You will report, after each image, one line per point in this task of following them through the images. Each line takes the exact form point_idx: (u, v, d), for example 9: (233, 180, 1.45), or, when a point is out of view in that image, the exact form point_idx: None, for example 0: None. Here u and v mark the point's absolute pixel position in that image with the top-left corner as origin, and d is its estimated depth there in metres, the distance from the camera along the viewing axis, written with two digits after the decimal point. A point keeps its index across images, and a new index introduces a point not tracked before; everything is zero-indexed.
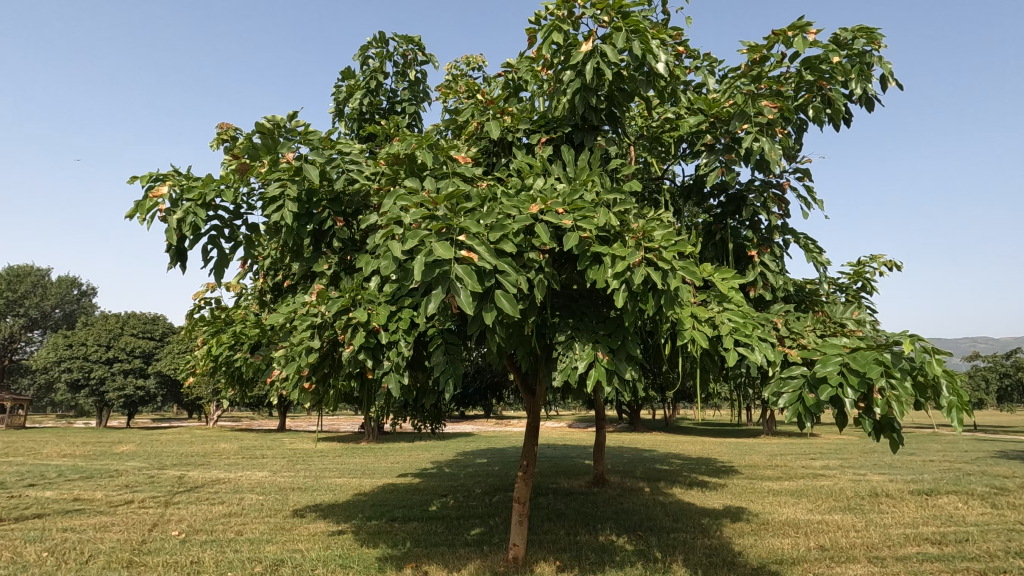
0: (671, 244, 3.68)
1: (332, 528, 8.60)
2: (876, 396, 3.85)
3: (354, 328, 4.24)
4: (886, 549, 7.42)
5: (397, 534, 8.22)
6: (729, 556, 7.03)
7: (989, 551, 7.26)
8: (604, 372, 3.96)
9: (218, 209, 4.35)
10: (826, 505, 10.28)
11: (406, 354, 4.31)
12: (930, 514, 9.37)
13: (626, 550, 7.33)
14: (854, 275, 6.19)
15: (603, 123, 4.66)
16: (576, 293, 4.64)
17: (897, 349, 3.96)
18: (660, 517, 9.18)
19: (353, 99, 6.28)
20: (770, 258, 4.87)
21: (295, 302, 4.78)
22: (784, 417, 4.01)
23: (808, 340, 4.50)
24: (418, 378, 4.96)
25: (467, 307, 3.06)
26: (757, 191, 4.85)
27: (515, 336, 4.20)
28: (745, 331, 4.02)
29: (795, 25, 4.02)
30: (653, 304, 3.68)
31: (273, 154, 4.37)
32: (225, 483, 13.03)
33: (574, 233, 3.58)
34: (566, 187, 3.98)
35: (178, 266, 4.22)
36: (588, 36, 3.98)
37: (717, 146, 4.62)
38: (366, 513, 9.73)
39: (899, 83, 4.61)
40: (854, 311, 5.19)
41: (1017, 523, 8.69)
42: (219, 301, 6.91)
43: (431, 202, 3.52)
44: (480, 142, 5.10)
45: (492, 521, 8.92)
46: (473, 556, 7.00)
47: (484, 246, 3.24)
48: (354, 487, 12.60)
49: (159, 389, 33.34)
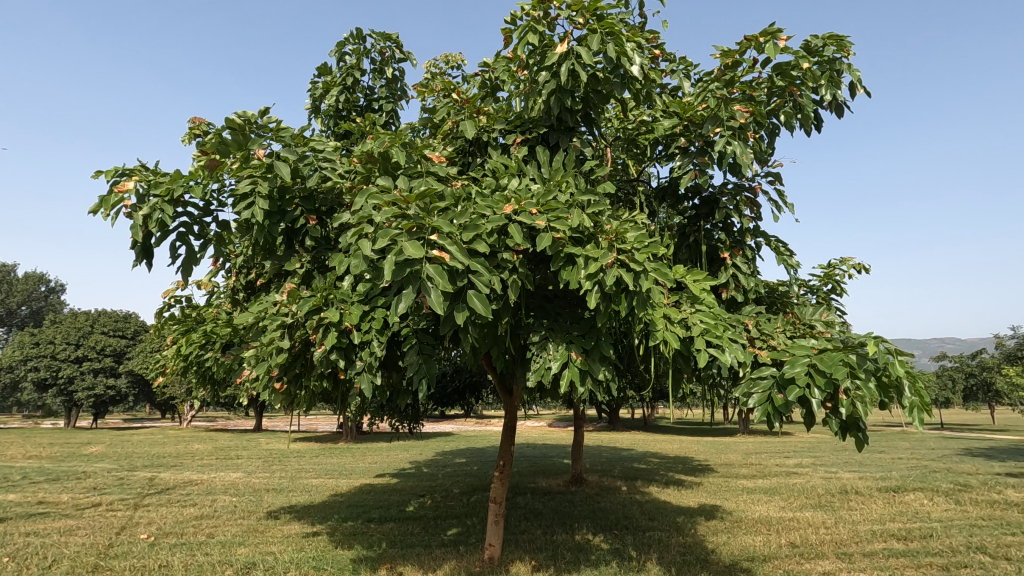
0: (644, 245, 3.71)
1: (307, 530, 8.49)
2: (842, 396, 3.93)
3: (326, 328, 4.19)
4: (854, 546, 7.58)
5: (372, 535, 8.15)
6: (703, 554, 7.10)
7: (952, 546, 7.47)
8: (578, 372, 3.97)
9: (187, 205, 4.25)
10: (797, 503, 10.48)
11: (379, 354, 4.27)
12: (897, 511, 9.62)
13: (602, 549, 7.37)
14: (824, 278, 6.32)
15: (579, 124, 4.68)
16: (551, 294, 4.66)
17: (863, 350, 4.05)
18: (637, 516, 9.26)
19: (329, 96, 6.20)
20: (742, 260, 4.94)
21: (266, 301, 4.70)
22: (754, 417, 4.08)
23: (777, 341, 4.58)
24: (392, 379, 4.93)
25: (438, 307, 3.05)
26: (730, 195, 4.91)
27: (489, 336, 4.20)
28: (716, 332, 4.07)
29: (766, 31, 4.07)
30: (626, 305, 3.70)
31: (244, 151, 4.29)
32: (198, 484, 12.76)
33: (548, 234, 3.58)
34: (540, 187, 3.98)
35: (144, 263, 4.11)
36: (563, 37, 3.99)
37: (691, 149, 4.67)
38: (342, 514, 9.62)
39: (867, 90, 4.71)
40: (823, 312, 5.29)
41: (978, 519, 8.97)
42: (190, 300, 6.76)
43: (403, 200, 3.47)
44: (456, 142, 5.10)
45: (468, 522, 8.89)
46: (448, 557, 6.97)
47: (456, 245, 3.22)
48: (330, 488, 12.44)
49: (130, 389, 32.63)
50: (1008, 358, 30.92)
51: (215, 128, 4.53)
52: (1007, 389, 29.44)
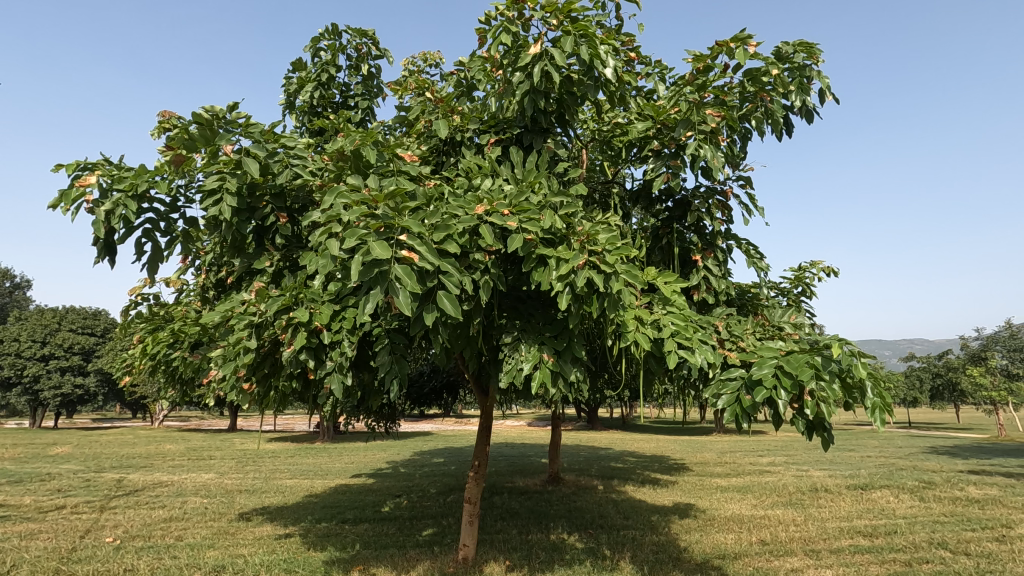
0: (615, 248, 3.73)
1: (279, 532, 8.37)
2: (807, 397, 4.01)
3: (295, 328, 4.13)
4: (822, 542, 7.74)
5: (347, 536, 8.06)
6: (675, 552, 7.19)
7: (915, 542, 7.68)
8: (549, 373, 3.98)
9: (153, 202, 4.14)
10: (769, 501, 10.67)
11: (350, 355, 4.21)
12: (864, 508, 9.85)
13: (576, 548, 7.40)
14: (795, 280, 6.45)
15: (553, 125, 4.68)
16: (524, 294, 4.65)
17: (828, 352, 4.12)
18: (612, 515, 9.32)
19: (303, 92, 6.10)
20: (713, 263, 5.03)
21: (234, 300, 4.61)
22: (722, 417, 4.13)
23: (747, 343, 4.63)
24: (364, 379, 4.87)
25: (406, 308, 3.03)
26: (702, 198, 4.97)
27: (460, 337, 4.18)
28: (686, 334, 4.11)
29: (737, 36, 4.12)
30: (597, 307, 3.72)
31: (212, 146, 4.19)
32: (168, 485, 12.48)
33: (519, 235, 3.58)
34: (513, 188, 3.98)
35: (107, 260, 3.99)
36: (537, 38, 3.98)
37: (664, 152, 4.71)
38: (316, 515, 9.49)
39: (836, 97, 4.80)
40: (792, 315, 5.39)
41: (941, 516, 9.25)
42: (158, 297, 6.61)
43: (372, 199, 3.43)
44: (430, 141, 5.07)
45: (444, 522, 8.86)
46: (422, 557, 6.93)
47: (426, 246, 3.20)
48: (305, 489, 12.26)
49: (99, 388, 31.75)
50: (972, 358, 31.97)
51: (182, 123, 4.42)
52: (971, 389, 30.45)
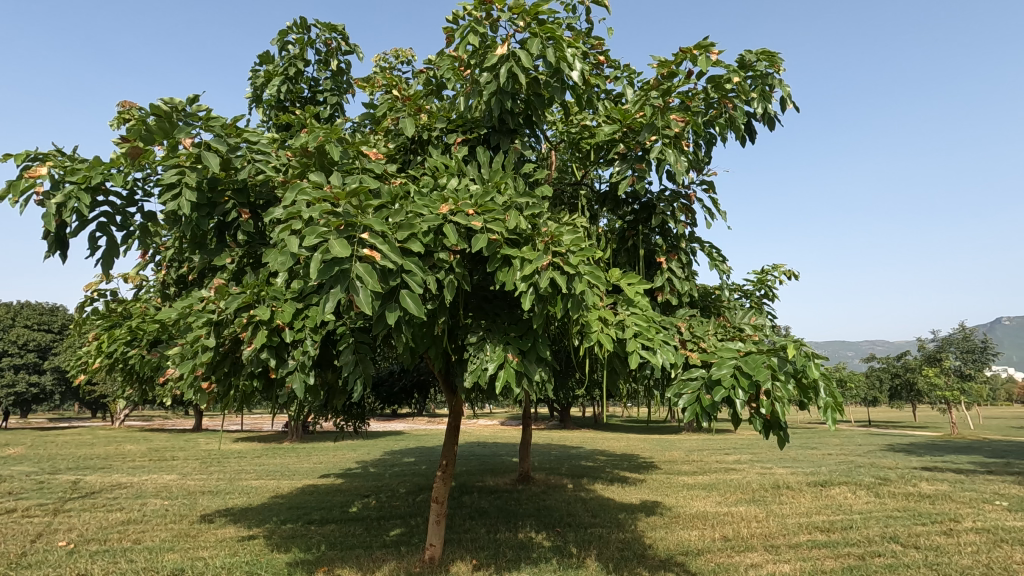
0: (579, 249, 3.77)
1: (242, 533, 8.20)
2: (763, 397, 4.12)
3: (255, 326, 4.06)
4: (781, 538, 7.96)
5: (312, 537, 7.95)
6: (640, 549, 7.30)
7: (869, 536, 7.97)
8: (514, 372, 4.00)
9: (109, 195, 4.01)
10: (733, 498, 10.93)
11: (313, 354, 4.15)
12: (823, 504, 10.17)
13: (543, 547, 7.44)
14: (757, 283, 6.62)
15: (521, 126, 4.69)
16: (491, 293, 4.66)
17: (785, 353, 4.23)
18: (580, 513, 9.42)
19: (270, 85, 5.98)
20: (677, 264, 5.13)
21: (192, 297, 4.50)
22: (683, 416, 4.20)
23: (708, 343, 4.73)
24: (328, 378, 4.82)
25: (366, 307, 3.01)
26: (666, 201, 5.07)
27: (425, 337, 4.17)
28: (648, 335, 4.18)
29: (700, 44, 4.21)
30: (561, 307, 3.75)
31: (171, 139, 4.08)
32: (127, 487, 12.09)
33: (483, 235, 3.59)
34: (479, 188, 3.99)
35: (58, 254, 3.86)
36: (504, 39, 4.00)
37: (630, 155, 4.78)
38: (282, 516, 9.33)
39: (796, 106, 4.92)
40: (753, 317, 5.53)
41: (894, 511, 9.62)
42: (115, 293, 6.41)
43: (334, 197, 3.40)
44: (397, 139, 5.04)
45: (413, 522, 8.82)
46: (388, 558, 6.88)
47: (388, 244, 3.20)
48: (271, 489, 12.03)
49: (56, 387, 30.57)
50: (928, 360, 33.22)
51: (140, 114, 4.29)
52: (926, 389, 31.67)
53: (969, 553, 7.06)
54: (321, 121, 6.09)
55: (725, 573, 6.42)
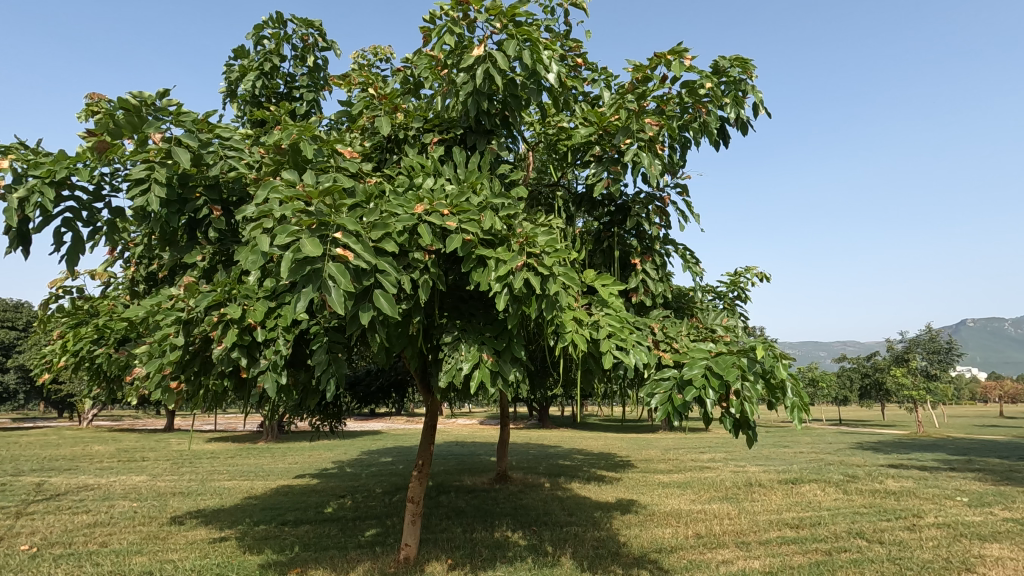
0: (553, 251, 3.80)
1: (214, 535, 8.07)
2: (733, 397, 4.20)
3: (226, 325, 4.01)
4: (752, 534, 8.13)
5: (286, 539, 7.85)
6: (615, 547, 7.38)
7: (836, 532, 8.18)
8: (488, 373, 4.01)
9: (75, 189, 3.91)
10: (706, 496, 11.12)
11: (285, 353, 4.11)
12: (793, 501, 10.40)
13: (519, 546, 7.48)
14: (730, 285, 6.75)
15: (498, 127, 4.70)
16: (466, 294, 4.67)
17: (754, 354, 4.32)
18: (557, 512, 9.48)
19: (244, 80, 5.89)
20: (652, 266, 5.19)
21: (161, 295, 4.42)
22: (655, 416, 4.26)
23: (680, 344, 4.81)
24: (301, 378, 4.77)
25: (338, 306, 3.00)
26: (641, 204, 5.14)
27: (399, 337, 4.17)
28: (621, 335, 4.23)
29: (674, 49, 4.27)
30: (535, 307, 3.78)
31: (140, 134, 3.99)
32: (94, 489, 11.77)
33: (458, 235, 3.59)
34: (454, 188, 3.98)
35: (20, 250, 3.75)
36: (480, 40, 4.01)
37: (605, 157, 4.83)
38: (255, 517, 9.20)
39: (768, 112, 4.99)
40: (725, 318, 5.63)
41: (861, 507, 9.88)
42: (82, 291, 6.24)
43: (306, 196, 3.38)
44: (373, 138, 5.03)
45: (389, 521, 8.79)
46: (363, 558, 6.84)
47: (361, 243, 3.19)
48: (244, 490, 11.85)
49: (21, 385, 29.65)
50: (896, 360, 34.13)
51: (108, 107, 4.19)
52: (894, 389, 32.57)
53: (930, 548, 7.29)
54: (297, 118, 6.01)
55: (698, 570, 6.52)
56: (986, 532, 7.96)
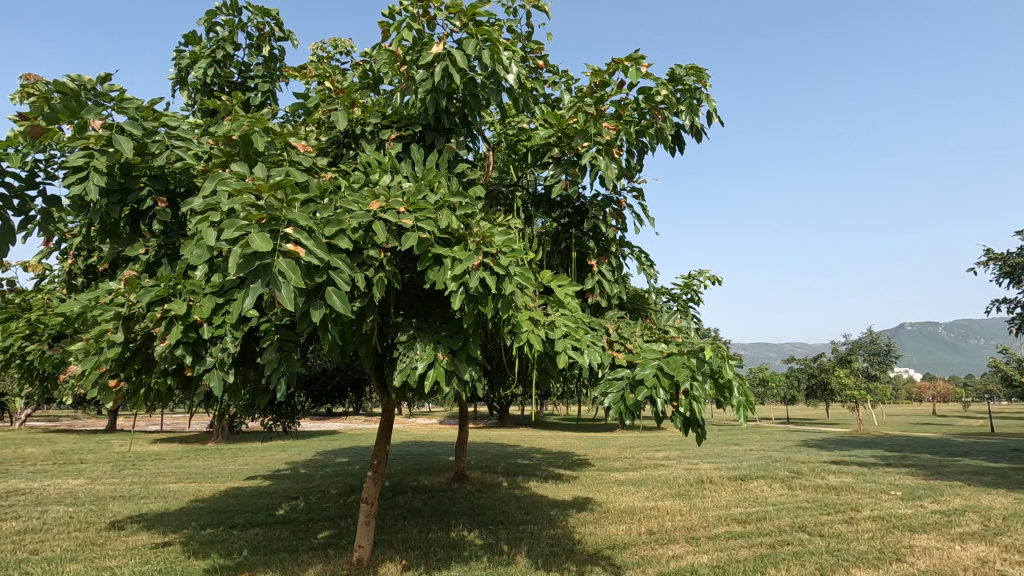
0: (509, 251, 3.81)
1: (156, 540, 7.73)
2: (682, 396, 4.30)
3: (170, 322, 3.86)
4: (701, 530, 8.38)
5: (233, 542, 7.61)
6: (569, 544, 7.47)
7: (779, 526, 8.52)
8: (443, 372, 3.99)
9: (5, 176, 3.68)
10: (660, 493, 11.39)
11: (233, 351, 3.98)
12: (741, 497, 10.78)
13: (474, 545, 7.48)
14: (684, 287, 6.93)
15: (457, 126, 4.70)
16: (423, 293, 4.64)
17: (703, 355, 4.45)
18: (513, 511, 9.53)
19: (195, 67, 5.65)
20: (608, 268, 5.28)
21: (100, 289, 4.21)
22: (608, 415, 4.33)
23: (634, 345, 4.90)
24: (250, 377, 4.64)
25: (288, 303, 2.94)
26: (598, 207, 5.22)
27: (353, 335, 4.11)
28: (576, 335, 4.28)
29: (631, 56, 4.35)
30: (491, 307, 3.79)
31: (78, 120, 3.79)
32: (25, 494, 11.10)
33: (414, 233, 3.57)
34: (411, 186, 3.96)
35: None
36: (440, 38, 3.99)
37: (564, 159, 4.90)
38: (201, 520, 8.87)
39: (721, 120, 5.11)
40: (677, 320, 5.77)
41: (804, 502, 10.33)
42: (14, 283, 5.88)
43: (256, 189, 3.28)
44: (330, 132, 4.94)
45: (343, 522, 8.65)
46: (315, 561, 6.70)
47: (313, 239, 3.13)
48: (191, 493, 11.40)
49: None
50: (840, 362, 35.76)
51: (43, 89, 3.95)
52: (838, 389, 34.13)
53: (865, 539, 7.70)
54: (251, 109, 5.82)
55: (649, 565, 6.67)
56: (916, 523, 8.46)
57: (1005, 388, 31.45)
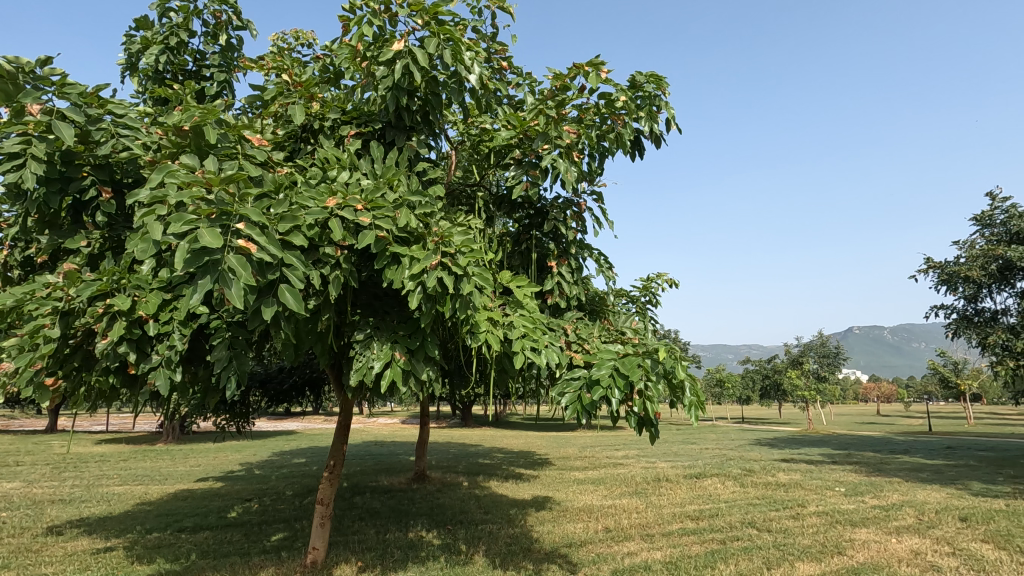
0: (468, 250, 3.81)
1: (97, 545, 7.40)
2: (636, 396, 4.39)
3: (112, 317, 3.70)
4: (656, 527, 8.56)
5: (181, 546, 7.36)
6: (527, 543, 7.53)
7: (731, 522, 8.79)
8: (400, 372, 3.96)
9: None
10: (617, 491, 11.58)
11: (181, 348, 3.84)
12: (695, 495, 11.07)
13: (432, 545, 7.45)
14: (642, 290, 7.08)
15: (418, 124, 4.68)
16: (381, 292, 4.60)
17: (657, 356, 4.56)
18: (473, 510, 9.53)
19: (147, 53, 5.43)
20: (567, 269, 5.35)
21: (36, 283, 4.00)
22: (564, 414, 4.38)
23: (591, 345, 4.97)
24: (199, 376, 4.50)
25: (237, 301, 2.86)
26: (559, 209, 5.28)
27: (308, 333, 4.04)
28: (534, 336, 4.31)
29: (592, 60, 4.41)
30: (449, 306, 3.79)
31: (15, 105, 3.59)
32: None
33: (371, 231, 3.53)
34: (370, 183, 3.91)
35: None
36: (402, 35, 3.97)
37: (525, 160, 4.93)
38: (147, 524, 8.53)
39: (680, 128, 5.19)
40: (635, 321, 5.89)
41: (754, 499, 10.70)
42: None
43: (206, 183, 3.19)
44: (288, 126, 4.86)
45: (298, 525, 8.47)
46: (267, 564, 6.54)
47: (266, 236, 3.06)
48: (136, 496, 10.93)
49: None
50: (792, 363, 37.11)
51: None
52: (789, 389, 35.45)
53: (810, 534, 8.03)
54: (206, 98, 5.64)
55: (604, 562, 6.79)
56: (857, 518, 8.88)
57: (942, 389, 33.29)
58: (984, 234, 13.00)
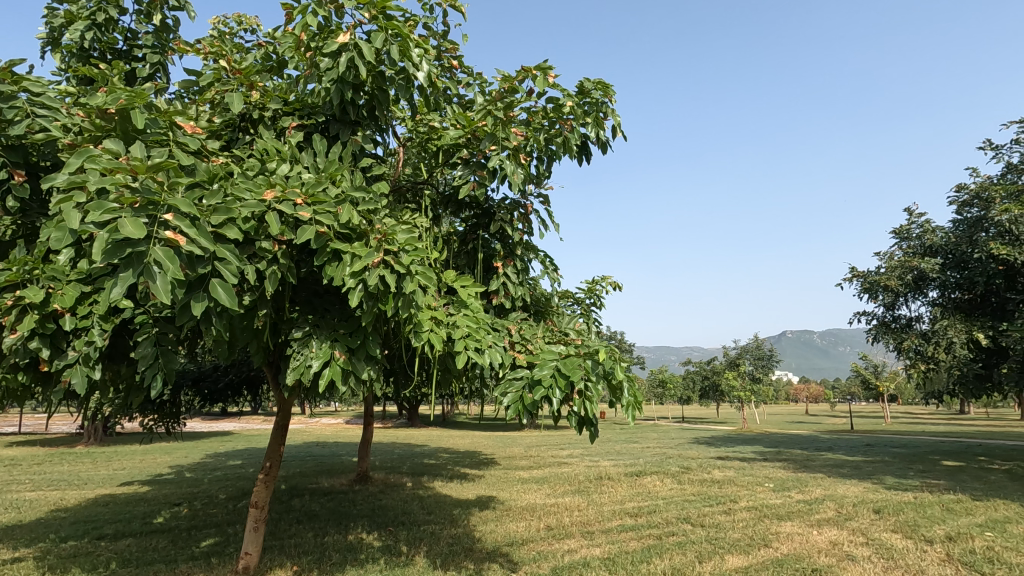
0: (412, 248, 3.77)
1: (4, 557, 6.84)
2: (576, 396, 4.47)
3: (23, 310, 3.44)
4: (596, 524, 8.76)
5: (101, 555, 6.91)
6: (468, 543, 7.52)
7: (667, 518, 9.10)
8: (339, 371, 3.87)
9: None
10: (560, 490, 11.76)
11: (102, 344, 3.63)
12: (634, 492, 11.39)
13: (372, 547, 7.33)
14: (587, 292, 7.23)
15: (363, 119, 4.60)
16: (322, 288, 4.50)
17: (597, 357, 4.65)
18: (415, 511, 9.44)
19: (71, 29, 5.07)
20: (512, 270, 5.37)
21: None
22: (507, 414, 4.40)
23: (534, 346, 5.02)
24: (122, 374, 4.26)
25: (163, 295, 2.73)
26: (506, 210, 5.31)
27: (243, 330, 3.90)
28: (477, 336, 4.31)
29: (540, 65, 4.44)
30: (391, 304, 3.73)
31: None
32: None
33: (311, 227, 3.45)
34: (311, 177, 3.81)
35: None
36: (348, 27, 3.88)
37: (472, 160, 4.92)
38: (62, 532, 7.95)
39: (625, 135, 5.30)
40: (578, 323, 6.01)
41: (690, 495, 11.12)
42: None
43: (131, 170, 3.01)
44: (225, 114, 4.67)
45: (230, 529, 8.12)
46: (195, 571, 6.25)
47: (196, 228, 2.94)
48: (51, 502, 10.18)
49: None
50: (730, 364, 38.71)
51: None
52: (726, 390, 36.99)
53: (739, 528, 8.43)
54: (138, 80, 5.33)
55: (544, 560, 6.87)
56: (783, 512, 9.39)
57: (863, 390, 35.64)
58: (901, 246, 14.02)
